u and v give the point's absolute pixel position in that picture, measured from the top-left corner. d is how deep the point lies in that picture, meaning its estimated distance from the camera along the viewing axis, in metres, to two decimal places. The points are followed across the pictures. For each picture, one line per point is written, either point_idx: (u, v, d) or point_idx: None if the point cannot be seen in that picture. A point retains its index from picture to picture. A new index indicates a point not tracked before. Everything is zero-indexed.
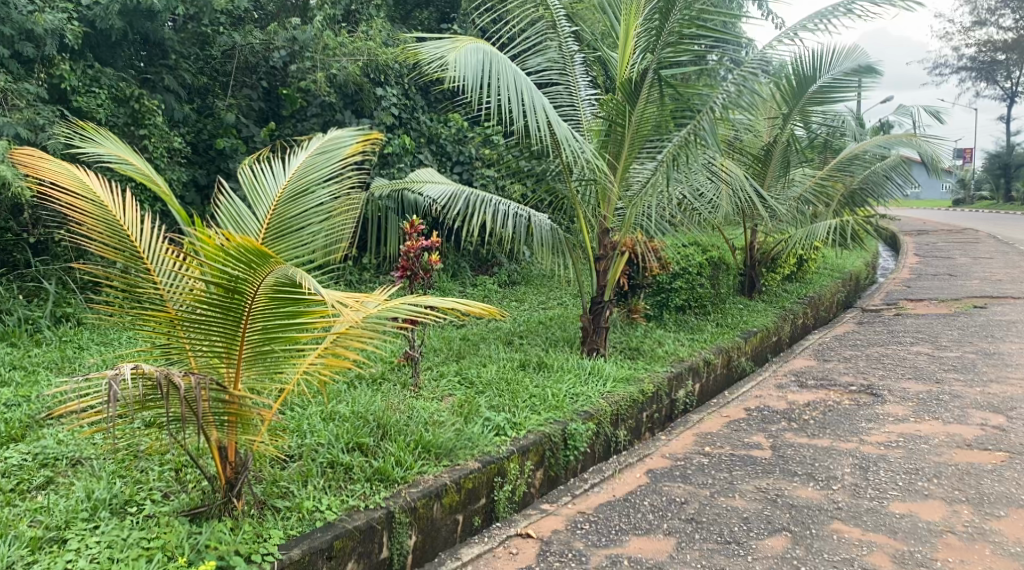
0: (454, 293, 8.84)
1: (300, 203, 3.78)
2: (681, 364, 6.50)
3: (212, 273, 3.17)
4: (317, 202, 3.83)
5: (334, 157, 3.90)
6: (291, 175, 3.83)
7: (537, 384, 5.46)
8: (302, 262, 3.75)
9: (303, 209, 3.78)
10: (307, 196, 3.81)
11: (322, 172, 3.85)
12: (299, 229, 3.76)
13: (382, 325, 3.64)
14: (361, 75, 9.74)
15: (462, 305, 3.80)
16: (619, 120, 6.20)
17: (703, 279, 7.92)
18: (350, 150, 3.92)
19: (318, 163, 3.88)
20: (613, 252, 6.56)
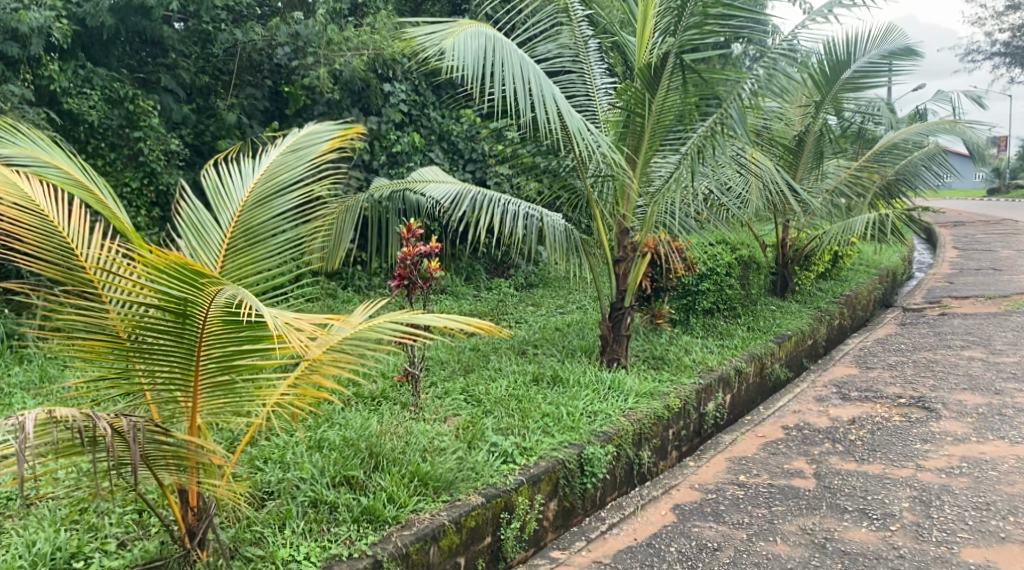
0: (467, 298, 8.37)
1: (270, 206, 3.31)
2: (710, 374, 5.98)
3: (155, 294, 2.72)
4: (290, 204, 3.35)
5: (309, 153, 3.43)
6: (260, 177, 3.36)
7: (550, 401, 4.96)
8: (273, 273, 3.26)
9: (273, 213, 3.30)
10: (277, 199, 3.33)
11: (296, 170, 3.38)
12: (269, 235, 3.28)
13: (362, 348, 3.18)
14: (368, 71, 9.27)
15: (457, 322, 3.30)
16: (638, 110, 5.66)
17: (732, 280, 7.39)
18: (327, 145, 3.44)
19: (289, 162, 3.41)
20: (634, 254, 6.04)
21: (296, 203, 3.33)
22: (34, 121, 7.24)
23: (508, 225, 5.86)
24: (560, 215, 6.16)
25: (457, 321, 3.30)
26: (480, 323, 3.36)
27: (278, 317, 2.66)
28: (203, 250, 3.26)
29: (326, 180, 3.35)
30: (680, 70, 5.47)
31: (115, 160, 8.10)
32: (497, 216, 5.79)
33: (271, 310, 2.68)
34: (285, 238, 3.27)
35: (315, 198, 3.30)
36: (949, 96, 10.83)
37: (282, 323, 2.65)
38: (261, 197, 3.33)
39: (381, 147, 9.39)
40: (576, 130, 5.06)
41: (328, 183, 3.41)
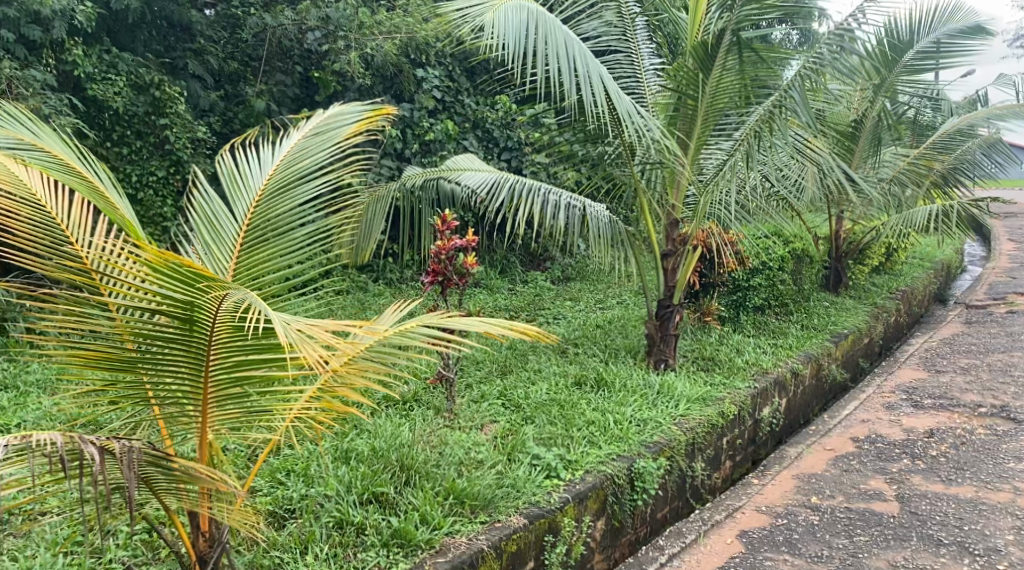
0: (502, 291, 8.03)
1: (290, 196, 2.96)
2: (765, 377, 5.58)
3: (155, 298, 2.39)
4: (311, 194, 2.98)
5: (333, 137, 3.07)
6: (279, 164, 3.02)
7: (595, 407, 4.58)
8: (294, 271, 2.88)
9: (294, 203, 2.94)
10: (297, 188, 2.98)
11: (318, 155, 3.01)
12: (289, 227, 2.92)
13: (393, 356, 2.82)
14: (400, 56, 8.94)
15: (496, 327, 2.94)
16: (690, 91, 5.25)
17: (785, 274, 6.99)
18: (353, 127, 3.07)
19: (310, 148, 3.05)
20: (683, 247, 5.64)
21: (318, 192, 2.97)
22: (57, 108, 6.96)
23: (548, 217, 5.45)
24: (604, 205, 5.76)
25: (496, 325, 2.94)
26: (523, 329, 2.99)
27: (290, 324, 2.32)
28: (217, 245, 2.91)
29: (353, 166, 2.98)
30: (737, 48, 5.04)
31: (141, 148, 7.83)
32: (538, 208, 5.41)
33: (285, 317, 2.34)
34: (306, 230, 2.90)
35: (340, 185, 2.93)
36: (1011, 80, 10.25)
37: (301, 332, 2.31)
38: (281, 186, 2.98)
39: (414, 135, 9.06)
40: (626, 114, 4.66)
41: (356, 170, 3.03)
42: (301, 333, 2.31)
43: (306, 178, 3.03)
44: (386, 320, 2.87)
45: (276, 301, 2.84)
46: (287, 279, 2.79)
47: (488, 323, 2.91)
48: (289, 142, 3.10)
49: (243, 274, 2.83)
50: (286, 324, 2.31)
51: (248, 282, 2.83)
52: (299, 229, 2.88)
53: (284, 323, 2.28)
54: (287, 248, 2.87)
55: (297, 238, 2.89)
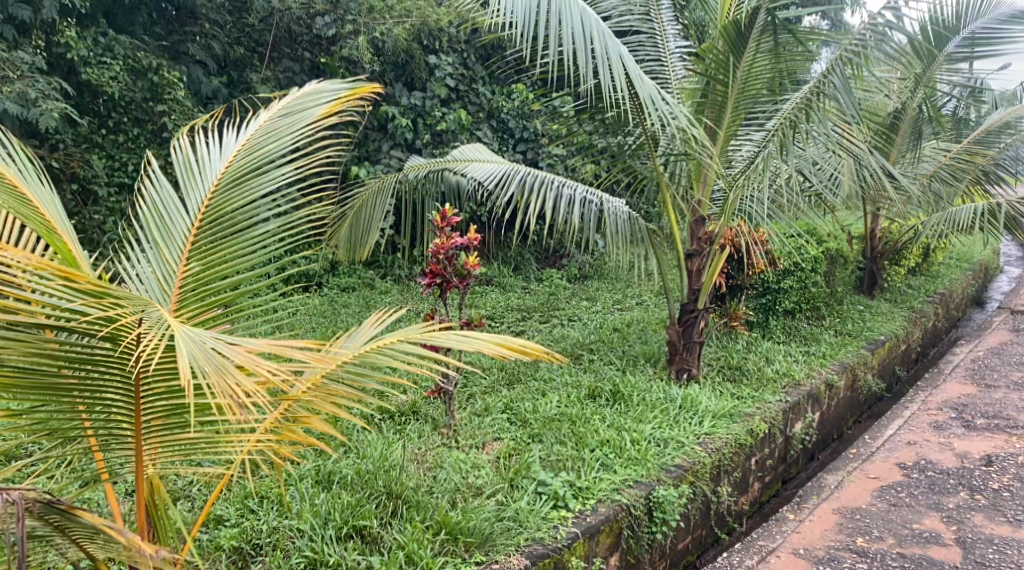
0: (516, 290, 7.61)
1: (250, 188, 2.58)
2: (797, 391, 5.13)
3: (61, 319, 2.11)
4: (276, 184, 2.59)
5: (302, 120, 2.67)
6: (239, 150, 2.62)
7: (610, 424, 4.14)
8: (252, 274, 2.50)
9: (254, 196, 2.56)
10: (260, 178, 2.60)
11: (284, 142, 2.62)
12: (248, 223, 2.54)
13: (365, 377, 2.46)
14: (411, 41, 8.48)
15: (486, 343, 2.51)
16: (721, 76, 4.79)
17: (818, 277, 6.56)
18: (327, 108, 2.66)
19: (278, 131, 2.66)
20: (711, 247, 5.12)
21: (283, 184, 2.58)
22: (45, 92, 6.53)
23: (561, 212, 4.99)
24: (622, 201, 5.31)
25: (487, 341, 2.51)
26: (521, 347, 2.52)
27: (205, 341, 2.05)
28: (164, 243, 2.50)
29: (322, 154, 2.58)
30: (773, 29, 4.53)
31: (138, 136, 7.42)
32: (549, 204, 4.97)
33: (212, 341, 2.05)
34: (266, 228, 2.53)
35: (307, 177, 2.54)
36: None
37: (225, 362, 2.02)
38: (240, 176, 2.59)
39: (425, 126, 8.68)
40: (650, 100, 4.20)
41: (327, 158, 2.63)
42: (224, 365, 2.01)
43: (270, 168, 2.65)
44: (361, 333, 2.53)
45: (230, 310, 2.47)
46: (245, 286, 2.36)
47: (476, 341, 2.48)
48: (255, 126, 2.71)
49: (192, 277, 2.45)
50: (210, 351, 2.02)
51: (197, 286, 2.45)
52: (257, 228, 2.50)
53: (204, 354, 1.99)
54: (243, 249, 2.50)
55: (255, 238, 2.52)
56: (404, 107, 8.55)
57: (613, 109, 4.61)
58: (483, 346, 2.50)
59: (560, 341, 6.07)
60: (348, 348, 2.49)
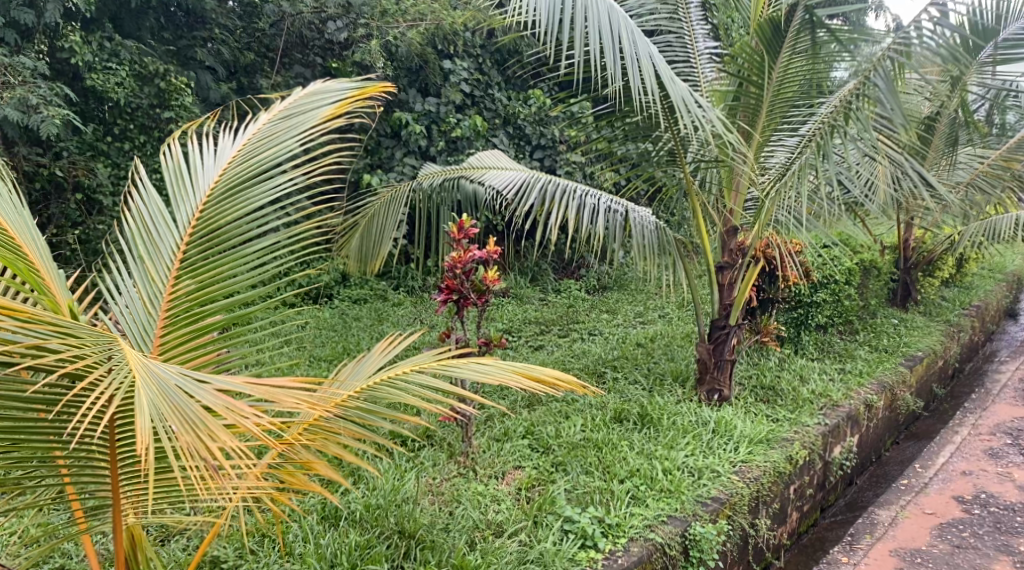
0: (533, 302, 7.33)
1: (246, 198, 2.30)
2: (836, 413, 4.83)
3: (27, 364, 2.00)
4: (274, 194, 2.31)
5: (304, 123, 2.39)
6: (235, 156, 2.36)
7: (639, 451, 3.85)
8: (248, 294, 2.22)
9: (250, 207, 2.28)
10: (257, 188, 2.32)
11: (284, 146, 2.34)
12: (244, 237, 2.25)
13: (373, 415, 2.23)
14: (425, 45, 8.21)
15: (505, 374, 2.24)
16: (755, 78, 4.50)
17: (852, 289, 6.24)
18: (331, 109, 2.38)
19: (279, 135, 2.39)
20: (743, 260, 4.80)
21: (282, 193, 2.30)
22: (47, 98, 6.29)
23: (585, 223, 4.70)
24: (648, 211, 5.02)
25: (508, 372, 2.25)
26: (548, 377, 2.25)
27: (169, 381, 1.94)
28: (149, 259, 2.23)
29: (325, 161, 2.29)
30: (811, 26, 4.23)
31: (144, 143, 7.17)
32: (571, 213, 4.69)
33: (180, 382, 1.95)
34: (262, 242, 2.24)
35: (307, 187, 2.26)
36: None
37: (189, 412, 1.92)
38: (235, 185, 2.32)
39: (440, 132, 8.40)
40: (683, 103, 3.92)
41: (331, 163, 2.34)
42: (188, 411, 1.91)
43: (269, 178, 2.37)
44: (365, 365, 2.34)
45: (225, 337, 2.19)
46: (235, 310, 2.10)
47: (495, 373, 2.22)
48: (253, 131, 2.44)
49: (181, 299, 2.18)
50: (173, 392, 1.92)
51: (188, 309, 2.18)
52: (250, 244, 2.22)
53: (164, 402, 1.89)
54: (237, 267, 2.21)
55: (250, 255, 2.24)
56: (418, 113, 8.30)
57: (641, 113, 4.31)
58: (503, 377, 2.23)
59: (581, 357, 5.77)
60: (352, 383, 2.30)
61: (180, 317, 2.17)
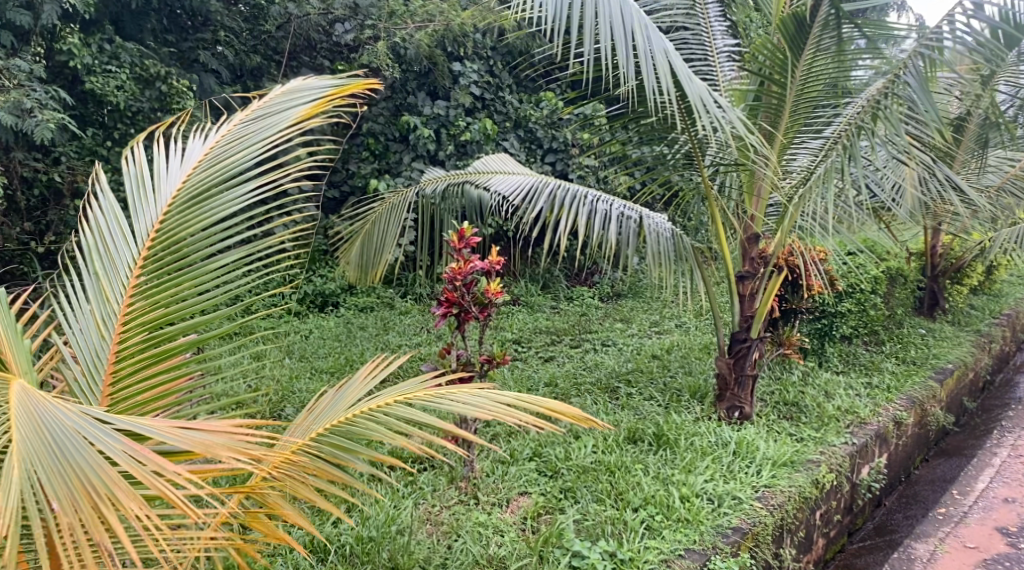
0: (544, 311, 7.09)
1: (209, 208, 2.25)
2: (864, 431, 4.56)
3: None
4: (237, 205, 2.25)
5: (273, 127, 2.31)
6: (202, 161, 2.30)
7: (654, 476, 3.60)
8: (210, 309, 2.16)
9: (212, 218, 2.23)
10: (220, 199, 2.26)
11: (251, 153, 2.28)
12: (204, 251, 2.21)
13: (348, 445, 2.10)
14: (433, 47, 7.97)
15: (491, 403, 2.08)
16: (778, 76, 4.23)
17: (878, 299, 5.95)
18: (303, 113, 2.29)
19: (248, 142, 2.32)
20: (765, 269, 4.52)
21: (245, 205, 2.24)
22: (43, 101, 6.06)
23: (597, 230, 4.44)
24: (664, 218, 4.75)
25: (498, 404, 2.07)
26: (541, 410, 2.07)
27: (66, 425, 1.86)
28: (106, 276, 2.19)
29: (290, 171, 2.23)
30: (837, 21, 3.96)
31: None
32: (581, 220, 4.44)
33: (82, 428, 1.85)
34: (224, 257, 2.19)
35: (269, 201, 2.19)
36: None
37: (93, 469, 1.81)
38: (200, 193, 2.27)
39: (449, 136, 8.15)
40: (699, 103, 3.64)
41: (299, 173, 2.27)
42: (86, 467, 1.81)
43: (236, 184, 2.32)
44: (346, 394, 2.21)
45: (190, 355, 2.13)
46: (197, 328, 2.00)
47: (483, 406, 2.05)
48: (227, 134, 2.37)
49: (139, 313, 2.14)
50: (63, 437, 1.83)
51: (151, 325, 2.14)
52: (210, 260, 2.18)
53: (47, 453, 1.80)
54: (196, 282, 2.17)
55: (210, 269, 2.19)
56: (427, 117, 8.07)
57: (657, 113, 4.04)
58: (493, 411, 2.05)
59: (594, 370, 5.51)
60: (331, 410, 2.20)
61: (138, 331, 2.14)
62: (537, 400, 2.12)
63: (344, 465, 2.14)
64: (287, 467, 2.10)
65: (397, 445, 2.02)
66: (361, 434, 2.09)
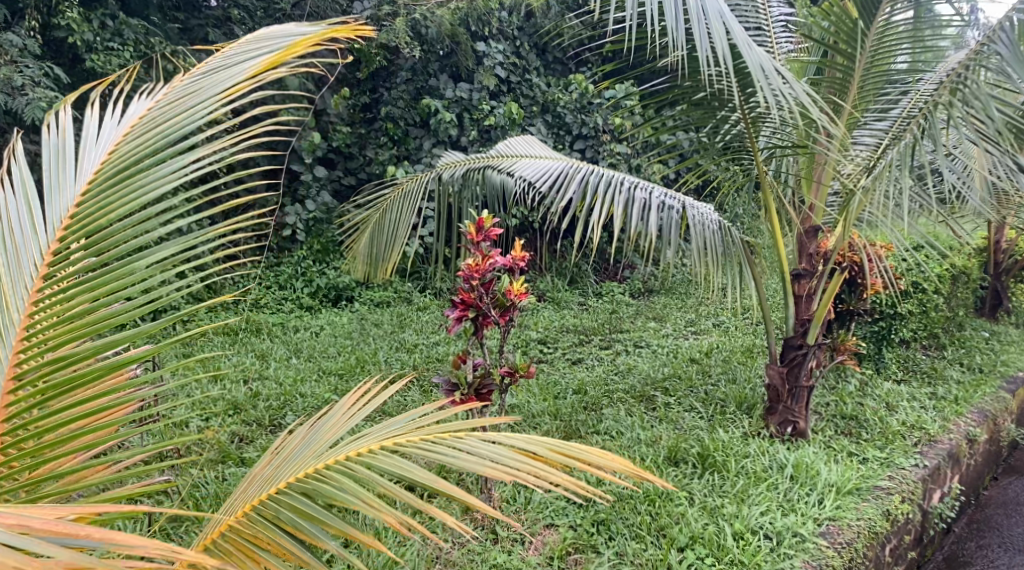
0: (571, 308, 6.60)
1: (136, 187, 1.90)
2: (935, 449, 4.04)
3: None
4: (173, 179, 1.90)
5: (218, 85, 1.96)
6: (134, 127, 1.97)
7: (700, 509, 3.11)
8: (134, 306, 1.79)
9: (139, 199, 1.88)
10: (152, 173, 1.91)
11: (192, 114, 1.93)
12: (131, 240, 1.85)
13: (314, 507, 1.71)
14: (457, 25, 7.44)
15: (501, 460, 1.67)
16: (847, 48, 3.70)
17: (941, 300, 5.38)
18: (256, 66, 1.93)
19: (194, 100, 1.97)
20: (825, 267, 3.99)
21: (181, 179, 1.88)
22: (36, 79, 5.59)
23: (632, 223, 3.93)
24: (709, 208, 4.23)
25: (514, 460, 1.67)
26: (571, 461, 1.66)
27: None
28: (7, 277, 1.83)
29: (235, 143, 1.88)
30: None
31: None
32: (617, 208, 3.92)
33: None
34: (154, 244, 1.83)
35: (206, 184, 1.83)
36: None
37: None
38: (128, 167, 1.93)
39: (473, 121, 7.61)
40: (768, 69, 3.11)
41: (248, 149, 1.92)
42: None
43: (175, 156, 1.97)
44: (326, 428, 1.86)
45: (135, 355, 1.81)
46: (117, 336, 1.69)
47: (493, 466, 1.65)
48: (170, 97, 2.03)
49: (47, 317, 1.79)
50: None
51: (63, 331, 1.79)
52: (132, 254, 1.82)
53: None
54: (118, 281, 1.81)
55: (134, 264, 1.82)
56: (449, 100, 7.54)
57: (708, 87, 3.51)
58: (507, 467, 1.65)
59: (627, 376, 5.00)
60: (303, 450, 1.84)
61: (40, 351, 1.78)
62: (568, 444, 1.72)
63: (305, 535, 1.72)
64: (234, 529, 1.74)
65: (379, 519, 1.64)
66: (330, 496, 1.70)
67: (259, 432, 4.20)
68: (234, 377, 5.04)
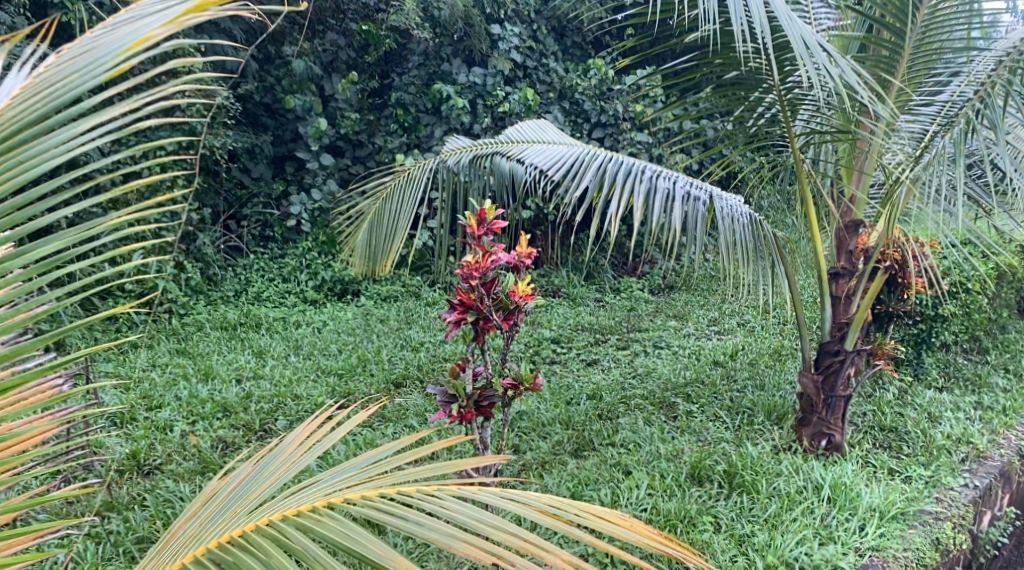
0: (586, 305, 6.26)
1: (18, 159, 1.50)
2: (985, 467, 3.67)
3: None
4: (62, 143, 1.50)
5: (126, 34, 1.55)
6: (21, 89, 1.57)
7: (728, 542, 2.77)
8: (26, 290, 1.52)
9: (20, 171, 1.48)
10: (39, 139, 1.51)
11: (89, 71, 1.51)
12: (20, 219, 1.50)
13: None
14: (471, 6, 7.07)
15: (475, 532, 1.42)
16: (898, 22, 3.32)
17: (986, 301, 4.98)
18: (178, 10, 1.53)
19: (95, 51, 1.56)
20: (866, 265, 3.63)
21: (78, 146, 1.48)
22: None
23: (653, 216, 3.59)
24: (737, 199, 3.88)
25: (492, 531, 1.42)
26: (561, 531, 1.42)
27: None
28: None
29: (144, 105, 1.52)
30: None
31: None
32: (638, 198, 3.57)
33: None
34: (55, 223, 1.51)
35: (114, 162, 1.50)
36: None
37: None
38: (5, 132, 1.52)
39: (486, 108, 7.23)
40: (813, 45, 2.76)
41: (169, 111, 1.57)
42: None
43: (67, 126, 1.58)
44: (269, 469, 1.61)
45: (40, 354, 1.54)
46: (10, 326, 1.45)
47: (466, 541, 1.40)
48: (58, 57, 1.64)
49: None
50: None
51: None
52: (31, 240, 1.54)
53: None
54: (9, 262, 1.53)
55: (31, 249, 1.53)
56: (461, 85, 7.18)
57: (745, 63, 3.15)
58: (481, 540, 1.40)
59: (645, 380, 4.65)
60: (232, 501, 1.56)
61: None
62: (557, 503, 1.49)
63: None
64: None
65: None
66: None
67: (248, 439, 3.89)
68: (227, 377, 4.73)
